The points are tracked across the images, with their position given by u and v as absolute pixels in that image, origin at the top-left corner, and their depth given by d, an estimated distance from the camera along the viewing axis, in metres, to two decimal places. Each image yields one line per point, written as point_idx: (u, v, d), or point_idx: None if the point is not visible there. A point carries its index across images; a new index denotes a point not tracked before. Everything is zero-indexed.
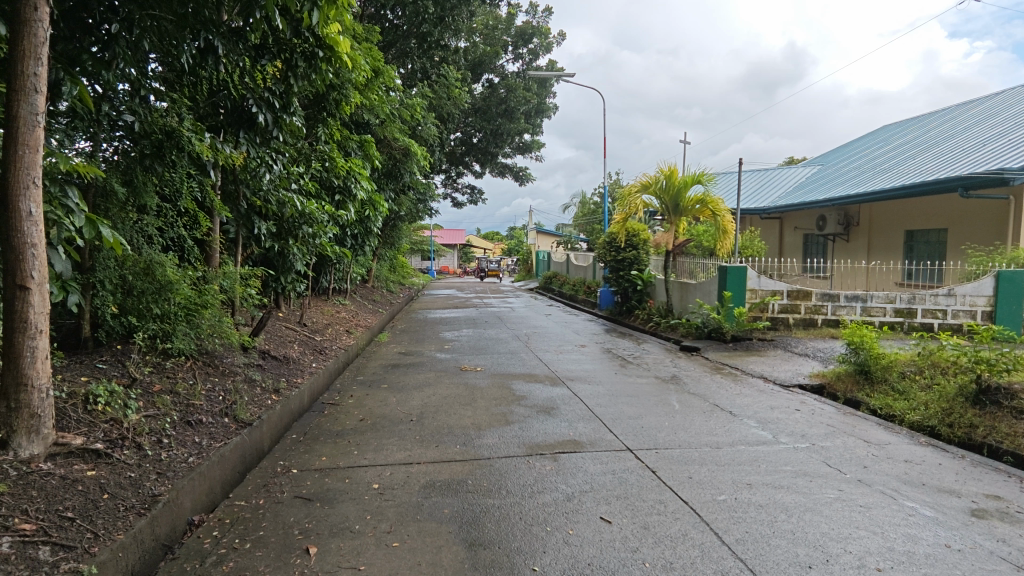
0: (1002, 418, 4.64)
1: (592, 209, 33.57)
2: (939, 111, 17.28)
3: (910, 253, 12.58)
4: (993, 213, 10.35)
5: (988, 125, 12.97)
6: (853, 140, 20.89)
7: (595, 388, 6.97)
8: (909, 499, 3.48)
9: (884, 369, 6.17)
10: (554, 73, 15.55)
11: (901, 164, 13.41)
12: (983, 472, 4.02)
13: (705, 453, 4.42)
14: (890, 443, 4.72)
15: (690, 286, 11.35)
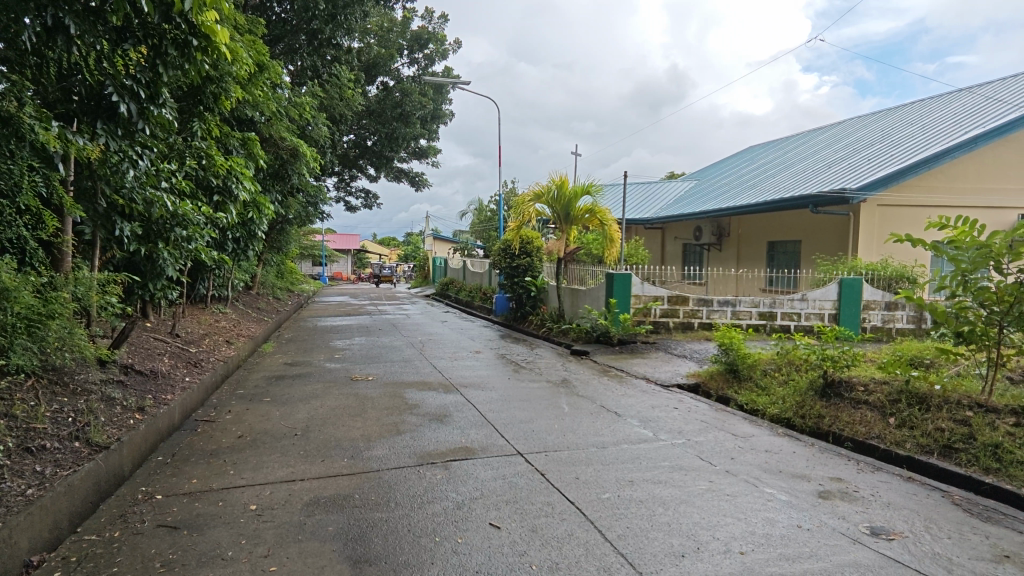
0: (844, 408, 5.25)
1: (489, 216, 33.91)
2: (796, 136, 19.34)
3: (772, 262, 13.93)
4: (838, 227, 11.71)
5: (833, 150, 14.72)
6: (725, 158, 22.83)
7: (488, 394, 7.01)
8: (768, 486, 3.83)
9: (749, 367, 6.76)
10: (449, 79, 15.53)
11: (765, 181, 14.82)
12: (828, 458, 4.53)
13: (591, 453, 4.59)
14: (754, 435, 5.18)
15: (580, 292, 11.78)
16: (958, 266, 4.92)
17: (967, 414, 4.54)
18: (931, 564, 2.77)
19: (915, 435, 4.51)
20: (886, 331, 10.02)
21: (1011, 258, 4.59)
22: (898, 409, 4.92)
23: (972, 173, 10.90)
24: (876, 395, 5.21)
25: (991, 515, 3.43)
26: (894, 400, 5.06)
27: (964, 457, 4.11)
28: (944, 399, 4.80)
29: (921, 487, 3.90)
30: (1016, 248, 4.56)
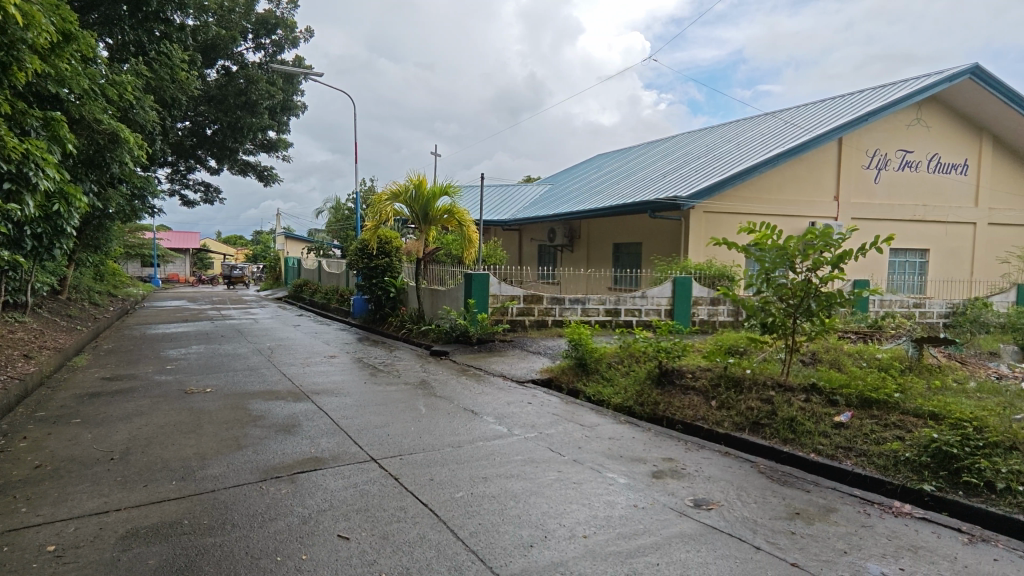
0: (675, 394, 5.81)
1: (346, 215, 32.53)
2: (637, 147, 21.07)
3: (618, 262, 15.03)
4: (671, 231, 12.94)
5: (668, 161, 16.25)
6: (577, 165, 24.21)
7: (343, 399, 6.71)
8: (610, 471, 4.12)
9: (596, 360, 7.21)
10: (301, 69, 14.57)
11: (611, 187, 15.90)
12: (661, 440, 4.97)
13: (447, 453, 4.59)
14: (599, 424, 5.54)
15: (439, 292, 11.72)
16: (763, 265, 5.68)
17: (770, 394, 5.25)
18: (741, 527, 3.15)
19: (731, 414, 5.13)
20: (710, 324, 11.28)
21: (802, 258, 5.42)
22: (718, 392, 5.56)
23: (775, 186, 12.64)
24: (701, 381, 5.84)
25: (787, 479, 4.00)
26: (715, 384, 5.71)
27: (768, 431, 4.74)
28: (754, 381, 5.53)
29: (735, 460, 4.44)
30: (806, 250, 5.39)
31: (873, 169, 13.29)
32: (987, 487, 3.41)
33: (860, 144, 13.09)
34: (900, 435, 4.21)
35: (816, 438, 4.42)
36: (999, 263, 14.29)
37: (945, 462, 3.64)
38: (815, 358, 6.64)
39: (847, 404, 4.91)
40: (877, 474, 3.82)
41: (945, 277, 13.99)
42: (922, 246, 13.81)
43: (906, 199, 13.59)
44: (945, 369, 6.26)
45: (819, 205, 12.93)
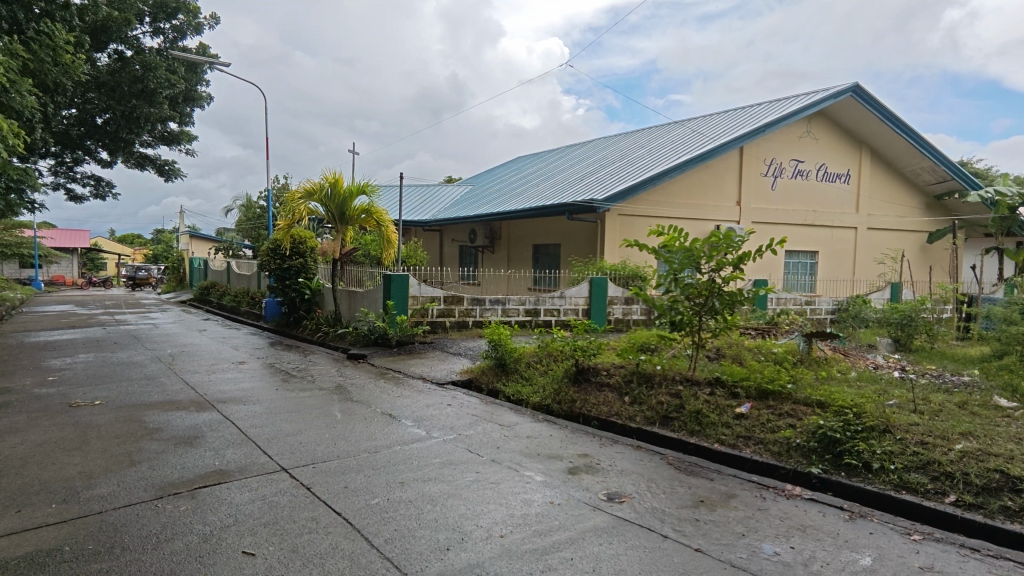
0: (591, 391, 5.98)
1: (258, 213, 30.93)
2: (556, 151, 21.51)
3: (537, 263, 15.26)
4: (588, 232, 13.31)
5: (585, 164, 16.70)
6: (497, 167, 24.37)
7: (252, 407, 6.37)
8: (527, 469, 4.17)
9: (515, 360, 7.26)
10: (205, 57, 13.70)
11: (530, 190, 16.12)
12: (577, 436, 5.10)
13: (363, 459, 4.47)
14: (518, 423, 5.60)
15: (357, 293, 11.40)
16: (671, 266, 5.95)
17: (678, 388, 5.52)
18: (650, 518, 3.28)
19: (643, 409, 5.34)
20: (625, 322, 11.70)
21: (707, 259, 5.75)
22: (631, 388, 5.77)
23: (683, 190, 13.31)
24: (615, 378, 6.04)
25: (693, 469, 4.22)
26: (628, 380, 5.93)
27: (676, 423, 4.98)
28: (664, 377, 5.80)
29: (646, 453, 4.63)
30: (710, 252, 5.72)
31: (770, 176, 14.31)
32: (865, 468, 3.75)
33: (758, 153, 14.05)
34: (791, 423, 4.55)
35: (719, 429, 4.69)
36: (876, 264, 15.80)
37: (830, 446, 3.97)
38: (719, 354, 7.05)
39: (747, 396, 5.25)
40: (772, 460, 4.11)
41: (832, 276, 15.30)
42: (812, 249, 15.03)
43: (798, 205, 14.72)
44: (831, 361, 6.84)
45: (723, 209, 13.75)
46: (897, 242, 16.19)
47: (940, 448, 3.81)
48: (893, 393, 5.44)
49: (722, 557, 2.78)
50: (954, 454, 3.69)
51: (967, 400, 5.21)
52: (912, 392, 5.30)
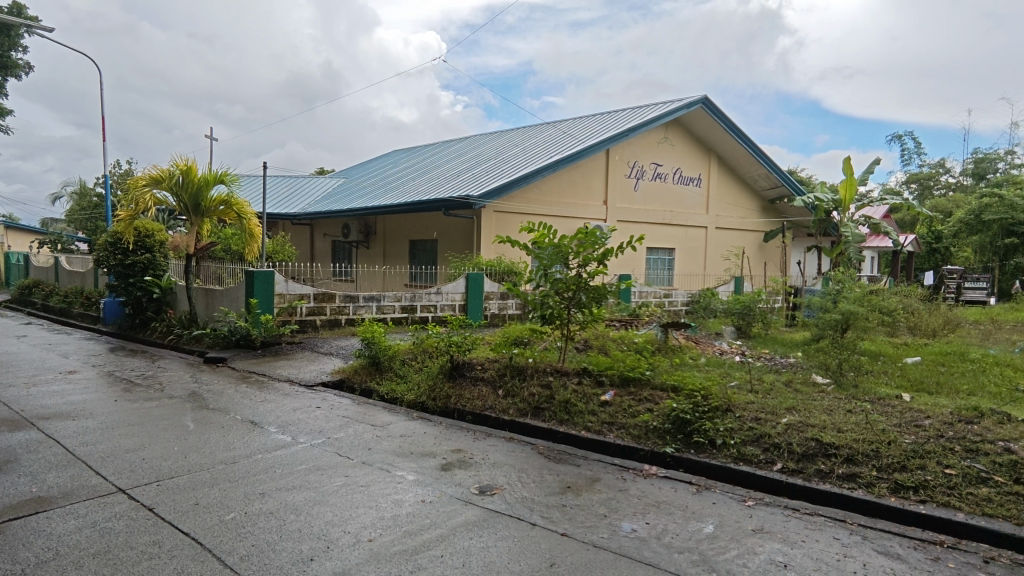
0: (465, 386, 5.99)
1: (94, 203, 27.24)
2: (433, 146, 21.28)
3: (414, 259, 15.03)
4: (464, 229, 13.34)
5: (462, 160, 16.70)
6: (373, 160, 23.62)
7: (83, 423, 5.58)
8: (399, 469, 4.08)
9: (390, 358, 7.06)
10: (22, 20, 11.76)
11: (406, 184, 15.80)
12: (452, 432, 5.10)
13: (218, 472, 4.10)
14: (391, 422, 5.47)
15: (215, 292, 10.45)
16: (541, 262, 6.13)
17: (549, 379, 5.72)
18: (519, 507, 3.36)
19: (515, 401, 5.45)
20: (501, 317, 11.91)
21: (575, 255, 6.00)
22: (505, 381, 5.88)
23: (555, 189, 13.80)
24: (489, 371, 6.11)
25: (561, 456, 4.39)
26: (501, 374, 6.03)
27: (547, 414, 5.16)
28: (536, 368, 5.98)
29: (517, 444, 4.74)
30: (578, 248, 5.98)
31: (633, 178, 15.30)
32: (710, 444, 4.14)
33: (623, 156, 14.95)
34: (649, 407, 4.89)
35: (586, 417, 4.93)
36: (723, 260, 17.55)
37: (681, 426, 4.32)
38: (587, 345, 7.43)
39: (611, 383, 5.57)
40: (632, 443, 4.40)
41: (687, 271, 16.74)
42: (669, 246, 16.34)
43: (658, 205, 15.90)
44: (684, 348, 7.48)
45: (591, 208, 14.48)
46: (739, 240, 18.10)
47: (770, 423, 4.30)
48: (735, 375, 6.08)
49: (585, 539, 2.92)
50: (781, 427, 4.18)
51: (793, 379, 5.97)
52: (750, 374, 5.96)
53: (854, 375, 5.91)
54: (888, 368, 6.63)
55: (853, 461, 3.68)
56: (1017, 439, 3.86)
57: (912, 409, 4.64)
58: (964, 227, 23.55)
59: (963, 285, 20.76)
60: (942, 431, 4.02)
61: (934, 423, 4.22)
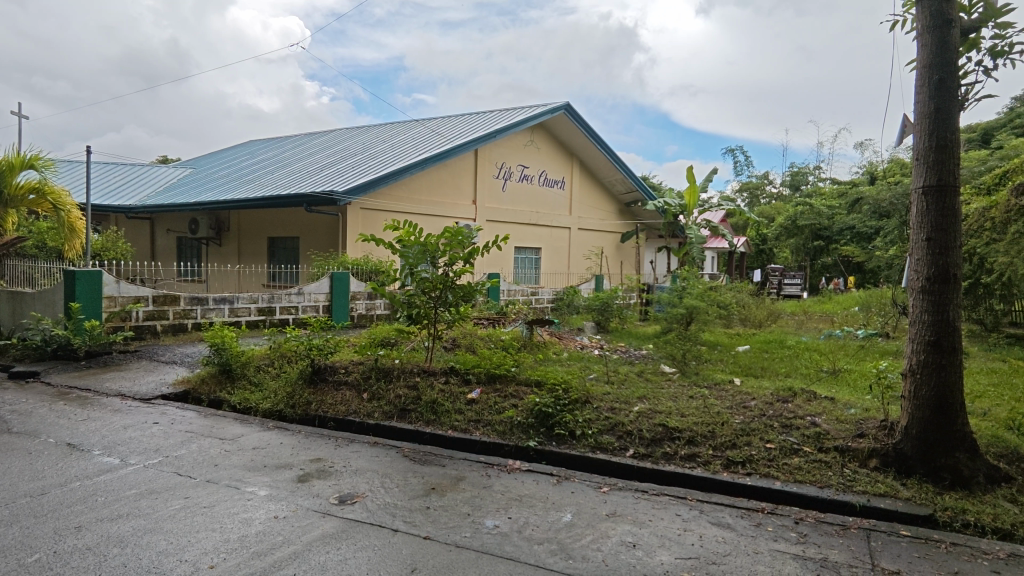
0: (327, 392, 5.70)
1: None
2: (294, 138, 20.02)
3: (273, 258, 14.04)
4: (328, 226, 12.69)
5: (326, 155, 15.89)
6: (224, 150, 21.67)
7: None
8: (250, 485, 3.77)
9: (243, 365, 6.50)
10: None
11: (262, 177, 14.69)
12: (312, 441, 4.82)
13: (23, 507, 3.50)
14: (243, 435, 5.03)
15: (25, 296, 8.93)
16: (406, 260, 5.99)
17: (416, 380, 5.62)
18: (381, 514, 3.25)
19: (381, 404, 5.28)
20: (368, 318, 11.50)
21: (441, 254, 5.95)
22: (369, 384, 5.67)
23: (424, 187, 13.62)
24: (354, 374, 5.87)
25: (427, 458, 4.33)
26: (366, 377, 5.81)
27: (413, 415, 5.06)
28: (402, 369, 5.84)
29: (381, 449, 4.60)
30: (445, 247, 5.93)
31: (501, 179, 15.57)
32: (570, 435, 4.32)
33: (490, 157, 15.16)
34: (514, 403, 4.99)
35: (452, 416, 4.91)
36: (585, 259, 18.51)
37: (543, 420, 4.46)
38: (455, 344, 7.43)
39: (477, 381, 5.61)
40: (497, 439, 4.46)
41: (552, 270, 17.42)
42: (536, 245, 16.88)
43: (525, 206, 16.34)
44: (548, 344, 7.77)
45: (460, 207, 14.51)
46: (599, 241, 19.20)
47: (624, 411, 4.60)
48: (593, 368, 6.43)
49: (448, 540, 2.90)
50: (633, 415, 4.49)
51: (644, 369, 6.45)
52: (607, 366, 6.34)
53: (696, 363, 6.53)
54: (723, 356, 7.42)
55: (694, 442, 4.05)
56: (821, 413, 4.49)
57: (741, 392, 5.22)
58: (784, 231, 27.08)
59: (783, 281, 23.88)
60: (764, 410, 4.57)
61: (758, 403, 4.77)
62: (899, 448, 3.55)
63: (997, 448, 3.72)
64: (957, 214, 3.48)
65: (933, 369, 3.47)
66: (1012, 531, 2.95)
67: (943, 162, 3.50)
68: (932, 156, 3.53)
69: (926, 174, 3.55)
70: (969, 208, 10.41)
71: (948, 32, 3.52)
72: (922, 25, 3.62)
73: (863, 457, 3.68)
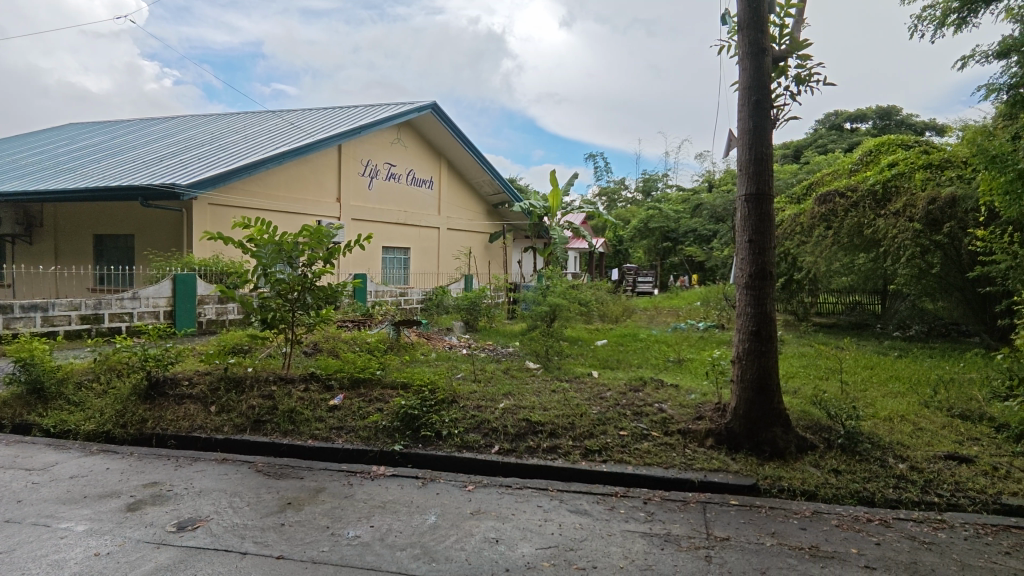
0: (167, 407, 5.11)
1: None
2: (125, 124, 17.76)
3: (100, 258, 12.33)
4: (169, 223, 11.41)
5: (165, 143, 14.28)
6: (33, 133, 18.61)
7: None
8: (64, 521, 3.25)
9: (58, 383, 5.60)
10: None
11: (84, 166, 12.82)
12: (147, 464, 4.29)
13: None
14: (59, 463, 4.34)
15: None
16: (260, 261, 5.57)
17: (271, 389, 5.23)
18: (228, 538, 2.98)
19: (231, 417, 4.84)
20: (219, 323, 10.49)
21: (298, 254, 5.59)
22: (218, 396, 5.17)
23: (282, 182, 12.75)
24: (199, 387, 5.33)
25: (283, 471, 4.04)
26: (215, 388, 5.30)
27: (268, 426, 4.70)
28: (256, 379, 5.41)
29: (231, 465, 4.21)
30: (303, 247, 5.59)
31: (366, 177, 15.07)
32: (436, 436, 4.29)
33: (355, 153, 14.60)
34: (379, 407, 4.85)
35: (312, 425, 4.64)
36: (454, 259, 18.52)
37: (409, 422, 4.38)
38: (317, 349, 7.06)
39: (340, 386, 5.37)
40: (361, 445, 4.29)
41: (421, 270, 17.22)
42: (404, 245, 16.56)
43: (392, 205, 15.97)
44: (416, 345, 7.66)
45: (323, 205, 13.80)
46: (468, 241, 19.35)
47: (489, 409, 4.67)
48: (460, 367, 6.46)
49: (303, 557, 2.74)
50: (498, 412, 4.57)
51: (509, 366, 6.61)
52: (474, 365, 6.41)
53: (558, 358, 6.81)
54: (583, 350, 7.84)
55: (555, 434, 4.22)
56: (667, 400, 4.91)
57: (598, 384, 5.52)
58: (637, 233, 29.26)
59: (637, 279, 25.82)
60: (618, 400, 4.88)
61: (613, 394, 5.10)
62: (729, 426, 3.98)
63: (805, 421, 4.31)
64: (772, 220, 3.97)
65: (755, 356, 3.93)
66: (816, 492, 3.43)
67: (760, 173, 3.98)
68: (752, 167, 4.00)
69: (747, 183, 4.01)
70: (784, 214, 12.02)
71: (762, 59, 4.01)
72: (743, 51, 4.08)
73: (701, 437, 4.07)
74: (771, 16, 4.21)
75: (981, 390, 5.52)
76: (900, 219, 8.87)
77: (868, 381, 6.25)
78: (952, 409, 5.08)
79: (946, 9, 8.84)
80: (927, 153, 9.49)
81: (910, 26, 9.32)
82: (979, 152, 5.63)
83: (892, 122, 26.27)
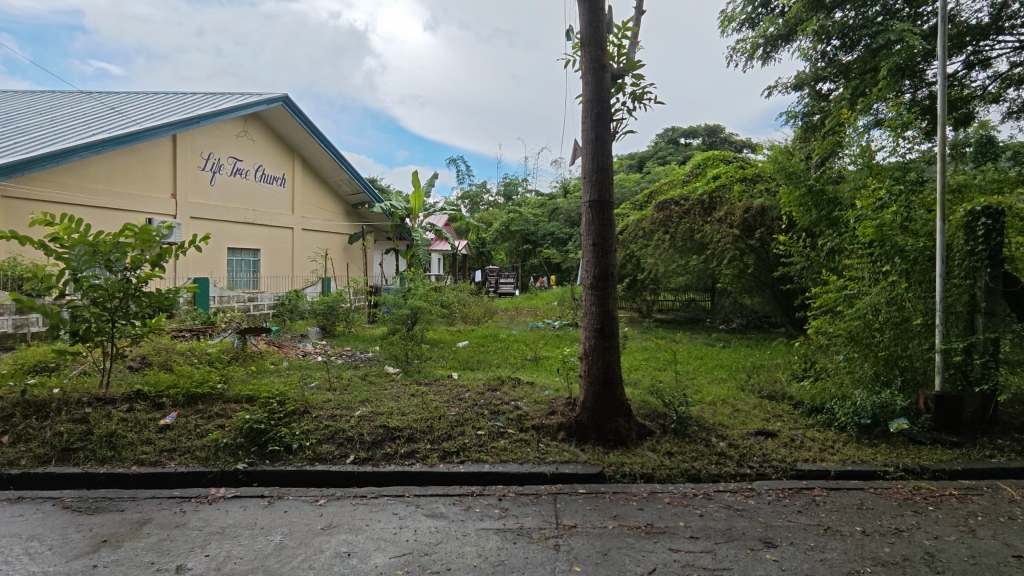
0: None
1: None
2: None
3: None
4: None
5: None
6: None
7: None
8: None
9: None
10: None
11: None
12: None
13: None
14: None
15: None
16: (65, 265, 4.79)
17: (84, 412, 4.53)
18: None
19: (30, 449, 4.13)
20: (19, 337, 8.90)
21: (118, 256, 4.90)
22: (13, 424, 4.39)
23: (101, 174, 11.16)
24: None
25: (99, 505, 3.54)
26: (8, 416, 4.49)
27: (81, 455, 4.08)
28: (64, 402, 4.67)
29: (29, 504, 3.59)
30: (123, 248, 4.93)
31: (207, 171, 13.72)
32: (286, 451, 4.02)
33: (193, 145, 13.23)
34: (220, 424, 4.44)
35: (137, 449, 4.11)
36: (310, 261, 17.55)
37: (254, 438, 4.06)
38: (144, 362, 6.29)
39: (173, 404, 4.83)
40: (197, 467, 3.89)
41: (273, 273, 16.04)
42: (253, 246, 15.31)
43: (237, 203, 14.70)
44: (264, 354, 7.15)
45: (153, 201, 12.31)
46: (324, 242, 18.44)
47: (344, 418, 4.48)
48: (314, 376, 6.13)
49: None
50: (354, 420, 4.41)
51: (367, 371, 6.43)
52: (329, 373, 6.12)
53: (418, 361, 6.75)
54: (444, 352, 7.86)
55: (413, 439, 4.17)
56: (522, 397, 5.09)
57: (456, 386, 5.57)
58: (499, 235, 29.94)
59: (499, 280, 26.45)
60: (475, 400, 4.95)
61: (471, 394, 5.17)
62: (579, 420, 4.23)
63: (645, 411, 4.70)
64: (613, 225, 4.26)
65: (600, 352, 4.21)
66: (651, 474, 3.75)
67: (602, 182, 4.27)
68: (595, 176, 4.29)
69: (590, 190, 4.29)
70: (628, 220, 13.04)
71: (602, 75, 4.30)
72: (585, 67, 4.35)
73: (554, 431, 4.27)
74: (610, 36, 4.53)
75: (784, 373, 6.43)
76: (723, 225, 10.06)
77: (698, 370, 6.99)
78: (762, 391, 5.88)
79: (754, 44, 10.18)
80: (742, 168, 10.81)
81: (727, 56, 10.62)
82: (779, 169, 6.55)
83: (718, 139, 29.78)
